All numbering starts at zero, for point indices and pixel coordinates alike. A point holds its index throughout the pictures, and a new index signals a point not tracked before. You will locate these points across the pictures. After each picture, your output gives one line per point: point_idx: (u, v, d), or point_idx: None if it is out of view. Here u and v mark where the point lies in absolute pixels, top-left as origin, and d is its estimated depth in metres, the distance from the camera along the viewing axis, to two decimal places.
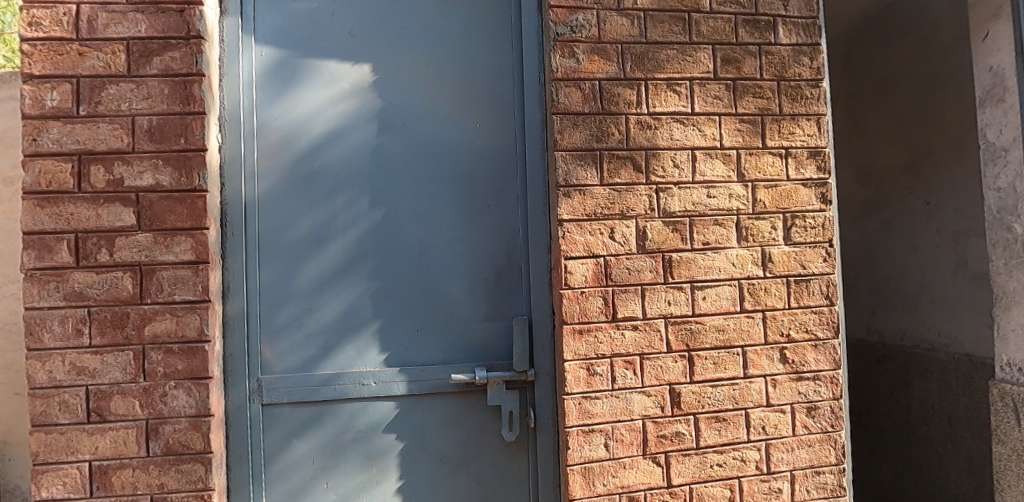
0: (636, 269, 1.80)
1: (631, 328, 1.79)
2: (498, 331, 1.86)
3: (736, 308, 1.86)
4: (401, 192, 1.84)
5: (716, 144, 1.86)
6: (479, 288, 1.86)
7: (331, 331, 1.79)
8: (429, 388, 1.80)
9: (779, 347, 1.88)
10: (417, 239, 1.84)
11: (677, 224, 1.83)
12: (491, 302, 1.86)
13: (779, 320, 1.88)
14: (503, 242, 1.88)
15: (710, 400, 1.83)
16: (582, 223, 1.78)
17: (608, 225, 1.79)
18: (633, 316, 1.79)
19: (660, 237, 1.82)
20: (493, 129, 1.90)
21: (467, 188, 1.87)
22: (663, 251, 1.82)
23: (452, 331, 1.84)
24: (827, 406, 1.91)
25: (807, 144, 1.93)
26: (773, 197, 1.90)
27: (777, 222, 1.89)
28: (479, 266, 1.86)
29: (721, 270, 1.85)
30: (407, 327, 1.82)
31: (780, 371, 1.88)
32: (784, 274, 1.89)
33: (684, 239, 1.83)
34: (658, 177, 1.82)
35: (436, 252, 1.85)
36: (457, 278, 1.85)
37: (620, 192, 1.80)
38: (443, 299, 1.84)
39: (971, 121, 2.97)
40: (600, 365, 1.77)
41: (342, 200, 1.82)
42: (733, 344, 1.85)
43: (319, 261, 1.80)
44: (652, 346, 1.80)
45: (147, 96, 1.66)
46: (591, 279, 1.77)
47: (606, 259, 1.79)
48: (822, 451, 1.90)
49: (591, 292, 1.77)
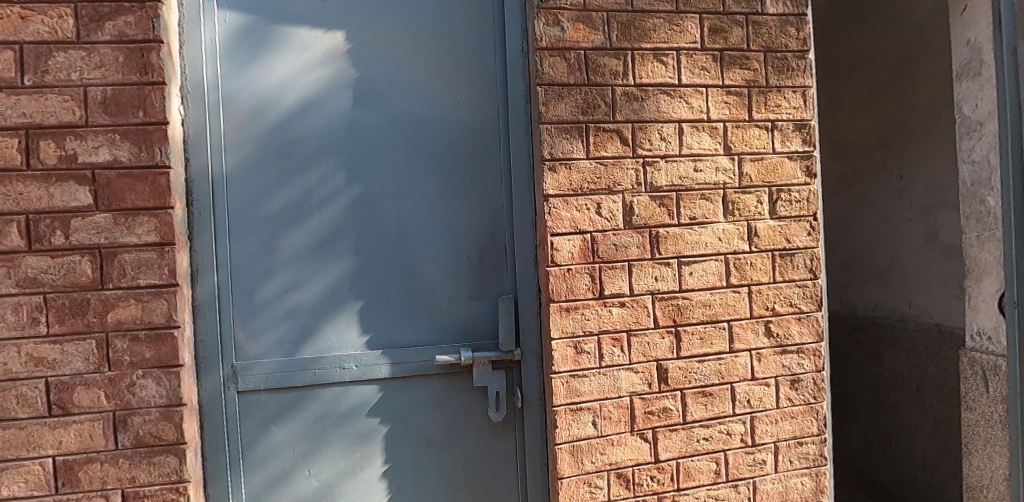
0: (623, 245, 1.77)
1: (618, 305, 1.77)
2: (483, 311, 1.81)
3: (723, 283, 1.84)
4: (379, 167, 1.76)
5: (703, 117, 1.83)
6: (463, 267, 1.80)
7: (309, 314, 1.72)
8: (413, 370, 1.75)
9: (764, 321, 1.88)
10: (397, 217, 1.77)
11: (664, 198, 1.80)
12: (475, 281, 1.81)
13: (764, 295, 1.88)
14: (487, 219, 1.82)
15: (696, 375, 1.83)
16: (568, 199, 1.73)
17: (594, 200, 1.75)
18: (621, 292, 1.77)
19: (647, 212, 1.78)
20: (474, 101, 1.83)
21: (448, 163, 1.80)
22: (650, 226, 1.79)
23: (436, 312, 1.79)
24: (809, 378, 1.93)
25: (792, 117, 1.91)
26: (759, 171, 1.87)
27: (762, 195, 1.88)
28: (462, 245, 1.81)
29: (708, 245, 1.83)
30: (388, 309, 1.76)
31: (765, 345, 1.88)
32: (769, 249, 1.88)
33: (671, 214, 1.80)
34: (645, 150, 1.78)
35: (417, 230, 1.78)
36: (439, 257, 1.79)
37: (607, 166, 1.75)
38: (425, 279, 1.78)
39: (944, 96, 3.01)
40: (588, 343, 1.75)
41: (317, 176, 1.73)
42: (720, 319, 1.84)
43: (294, 240, 1.72)
44: (640, 322, 1.78)
45: (99, 64, 1.53)
46: (578, 256, 1.74)
47: (593, 235, 1.75)
48: (805, 422, 1.93)
49: (578, 269, 1.73)
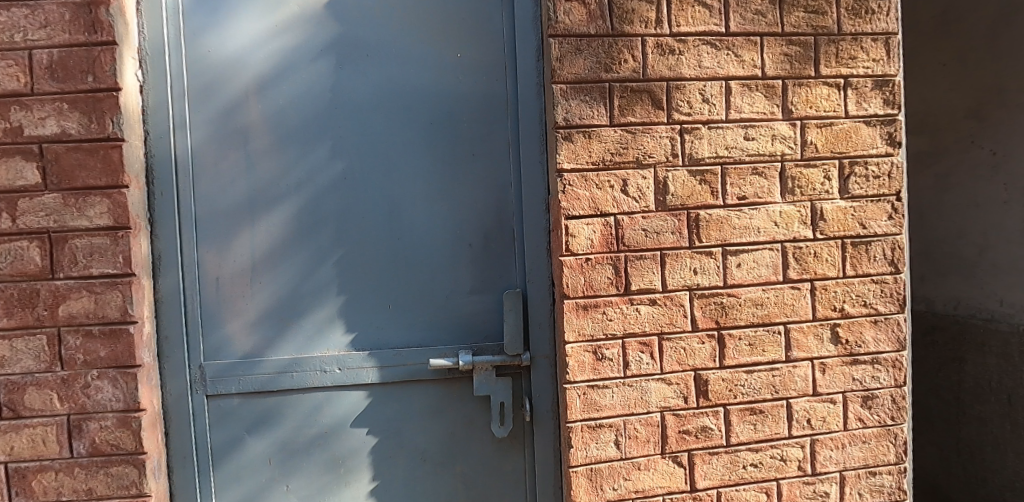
0: (654, 231, 1.46)
1: (648, 303, 1.47)
2: (487, 307, 1.55)
3: (779, 278, 1.51)
4: (365, 141, 1.51)
5: (757, 74, 1.48)
6: (463, 257, 1.54)
7: (286, 310, 1.50)
8: (404, 375, 1.51)
9: (831, 324, 1.54)
10: (386, 197, 1.52)
11: (706, 174, 1.48)
12: (478, 272, 1.55)
13: (831, 292, 1.53)
14: (492, 200, 1.55)
15: (743, 389, 1.51)
16: (587, 174, 1.43)
17: (620, 176, 1.45)
18: (651, 288, 1.47)
19: (685, 191, 1.47)
20: (476, 60, 1.55)
21: (446, 135, 1.54)
22: (688, 208, 1.47)
23: (432, 308, 1.53)
24: (886, 395, 1.57)
25: (871, 72, 1.53)
26: (827, 139, 1.52)
27: (831, 170, 1.52)
28: (462, 231, 1.54)
29: (761, 231, 1.50)
30: (376, 304, 1.52)
31: (831, 353, 1.54)
32: (839, 236, 1.53)
33: (715, 193, 1.48)
34: (682, 114, 1.46)
35: (409, 212, 1.53)
36: (435, 244, 1.53)
37: (635, 133, 1.44)
38: (419, 271, 1.53)
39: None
40: (610, 348, 1.46)
41: (294, 151, 1.50)
42: (774, 321, 1.51)
43: (269, 225, 1.50)
44: (674, 324, 1.48)
45: (44, 23, 1.34)
46: (599, 244, 1.45)
47: (617, 218, 1.45)
48: (879, 448, 1.58)
49: (599, 259, 1.45)
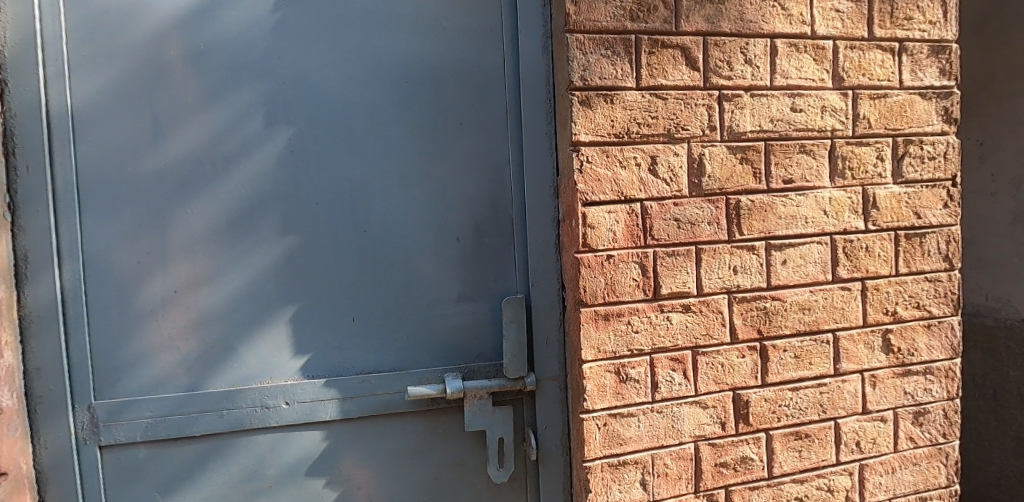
0: (687, 221, 1.19)
1: (680, 310, 1.19)
2: (480, 318, 1.23)
3: (828, 277, 1.27)
4: (320, 105, 1.16)
5: (805, 32, 1.23)
6: (450, 256, 1.21)
7: (212, 327, 1.13)
8: (375, 408, 1.17)
9: (882, 330, 1.32)
10: (348, 180, 1.17)
11: (748, 151, 1.21)
12: (469, 275, 1.22)
13: (883, 293, 1.31)
14: (486, 184, 1.23)
15: (788, 410, 1.26)
16: (609, 148, 1.14)
17: (647, 152, 1.16)
18: (684, 291, 1.19)
19: (723, 172, 1.20)
20: (463, 4, 1.21)
21: (426, 100, 1.20)
22: (726, 193, 1.21)
23: (410, 321, 1.20)
24: (938, 409, 1.37)
25: (926, 37, 1.31)
26: (880, 113, 1.29)
27: (884, 149, 1.30)
28: (448, 223, 1.21)
29: (808, 221, 1.25)
30: (336, 317, 1.17)
31: (881, 364, 1.32)
32: (891, 227, 1.31)
33: (758, 175, 1.22)
34: (721, 78, 1.19)
35: (379, 198, 1.18)
36: (412, 239, 1.20)
37: (666, 100, 1.16)
38: (392, 275, 1.19)
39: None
40: (636, 367, 1.17)
41: (222, 116, 1.13)
42: (822, 329, 1.27)
43: (187, 214, 1.12)
44: (711, 335, 1.21)
45: None
46: (623, 237, 1.15)
47: (645, 206, 1.16)
48: (930, 470, 1.38)
49: (623, 257, 1.15)
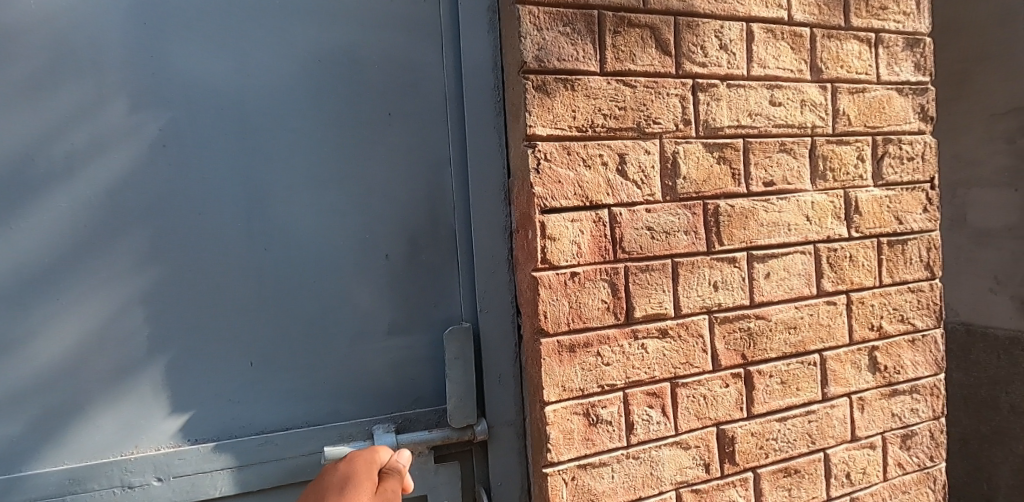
0: (661, 231, 1.01)
1: (657, 336, 1.01)
2: (417, 354, 1.00)
3: (813, 291, 1.13)
4: (203, 89, 0.90)
5: (782, 17, 1.10)
6: (378, 279, 0.98)
7: (49, 384, 0.83)
8: (281, 477, 0.91)
9: (868, 348, 1.19)
10: (243, 186, 0.92)
11: (727, 150, 1.06)
12: (402, 302, 0.99)
13: (868, 306, 1.19)
14: (421, 190, 1.00)
15: (776, 445, 1.11)
16: (570, 144, 0.94)
17: (614, 149, 0.98)
18: (661, 312, 1.01)
19: (699, 173, 1.04)
20: None
21: (343, 86, 0.96)
22: (704, 198, 1.04)
23: (328, 362, 0.96)
24: (925, 430, 1.26)
25: (901, 28, 1.22)
26: (860, 109, 1.17)
27: (864, 149, 1.18)
28: (375, 238, 0.98)
29: (791, 228, 1.11)
30: (229, 363, 0.91)
31: (869, 385, 1.20)
32: (874, 234, 1.19)
33: (736, 177, 1.07)
34: (696, 65, 1.03)
35: (284, 209, 0.94)
36: (328, 260, 0.96)
37: (635, 88, 0.99)
38: (303, 305, 0.95)
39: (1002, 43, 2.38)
40: (607, 407, 0.98)
41: (64, 101, 0.84)
42: (809, 350, 1.13)
43: (10, 232, 0.82)
44: (691, 363, 1.04)
45: None
46: (589, 250, 0.96)
47: (614, 213, 0.98)
48: (919, 498, 1.26)
49: (590, 274, 0.96)
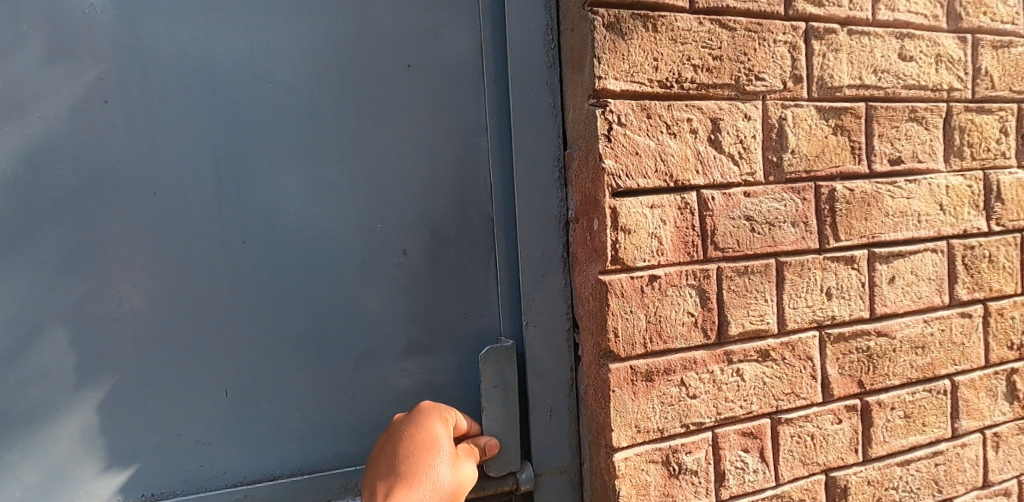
0: (764, 221, 0.77)
1: (757, 359, 0.77)
2: (442, 380, 0.77)
3: (945, 301, 0.88)
4: (159, 26, 0.67)
5: None
6: (392, 281, 0.75)
7: None
8: None
9: (1006, 372, 0.95)
10: (215, 158, 0.69)
11: (845, 117, 0.81)
12: (424, 312, 0.76)
13: (1008, 319, 0.94)
14: (449, 166, 0.77)
15: (896, 495, 0.87)
16: (651, 104, 0.70)
17: (706, 112, 0.73)
18: (762, 328, 0.77)
19: (810, 147, 0.79)
20: None
21: (349, 27, 0.73)
22: (816, 178, 0.80)
23: (327, 390, 0.73)
24: None
25: None
26: (1004, 69, 0.92)
27: (1008, 119, 0.93)
28: (388, 228, 0.75)
29: (921, 220, 0.86)
30: (195, 393, 0.69)
31: (1005, 418, 0.95)
32: (1017, 228, 0.94)
33: (856, 152, 0.82)
34: (810, 4, 0.78)
35: (269, 189, 0.71)
36: (327, 257, 0.73)
37: (734, 32, 0.74)
38: (294, 315, 0.72)
39: None
40: (693, 453, 0.74)
41: None
42: (938, 374, 0.89)
43: None
44: (797, 394, 0.80)
45: None
46: (673, 247, 0.72)
47: (705, 197, 0.74)
48: None
49: (674, 278, 0.72)
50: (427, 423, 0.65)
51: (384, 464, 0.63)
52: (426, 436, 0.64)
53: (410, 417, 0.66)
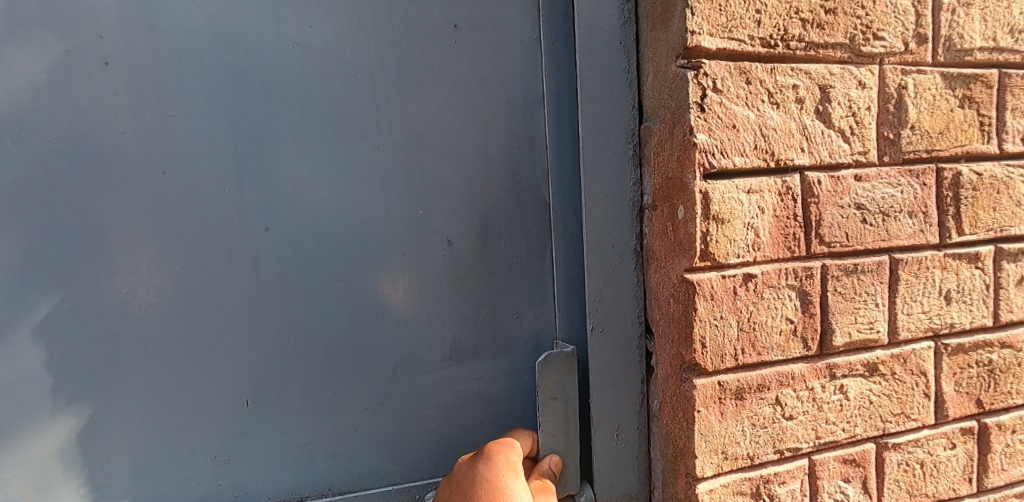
0: (877, 210, 0.64)
1: (864, 374, 0.65)
2: (492, 390, 0.67)
3: None
4: None
5: None
6: (436, 277, 0.64)
7: None
8: None
9: None
10: (232, 131, 0.59)
11: (974, 85, 0.68)
12: (472, 313, 0.65)
13: None
14: (502, 142, 0.65)
15: None
16: (751, 67, 0.58)
17: (815, 78, 0.61)
18: (871, 339, 0.65)
19: (934, 121, 0.66)
20: None
21: None
22: (937, 160, 0.67)
23: (360, 400, 0.63)
24: None
25: None
26: None
27: None
28: (431, 215, 0.64)
29: None
30: (211, 402, 0.60)
31: None
32: None
33: (986, 129, 0.68)
34: None
35: (294, 168, 0.60)
36: (361, 248, 0.62)
37: None
38: (323, 315, 0.62)
39: None
40: (787, 483, 0.63)
41: None
42: None
43: None
44: (907, 415, 0.68)
45: None
46: (772, 240, 0.60)
47: (811, 181, 0.61)
48: None
49: (771, 278, 0.60)
50: (506, 490, 0.54)
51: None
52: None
53: (482, 477, 0.54)
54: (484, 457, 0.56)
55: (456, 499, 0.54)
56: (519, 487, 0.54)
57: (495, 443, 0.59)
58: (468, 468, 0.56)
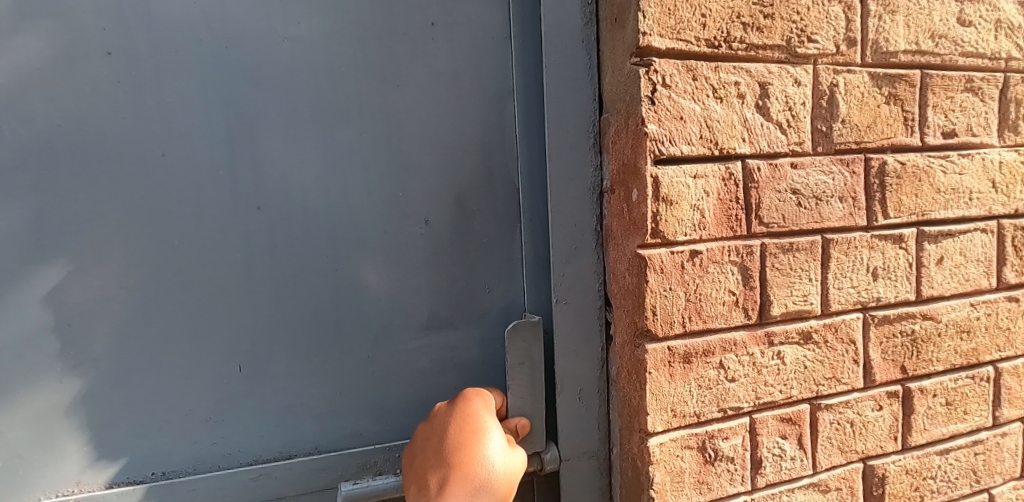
0: (810, 195, 0.72)
1: (799, 342, 0.73)
2: (465, 358, 0.73)
3: (992, 284, 0.84)
4: None
5: None
6: (414, 254, 0.70)
7: None
8: None
9: None
10: (225, 118, 0.64)
11: (899, 85, 0.76)
12: (447, 287, 0.72)
13: None
14: (475, 132, 0.71)
15: (934, 486, 0.83)
16: (697, 65, 0.65)
17: (755, 76, 0.68)
18: (805, 310, 0.72)
19: (862, 116, 0.74)
20: None
21: None
22: (865, 150, 0.75)
23: (345, 366, 0.69)
24: None
25: None
26: None
27: None
28: (410, 197, 0.70)
29: (972, 198, 0.81)
30: (206, 367, 0.65)
31: None
32: None
33: (909, 123, 0.77)
34: None
35: (283, 153, 0.66)
36: (345, 227, 0.68)
37: None
38: (310, 288, 0.67)
39: None
40: (730, 439, 0.70)
41: None
42: (981, 361, 0.85)
43: None
44: (838, 379, 0.76)
45: None
46: (716, 221, 0.67)
47: (752, 168, 0.68)
48: None
49: (715, 254, 0.68)
50: (482, 423, 0.62)
51: (439, 464, 0.60)
52: (485, 438, 0.61)
53: (462, 414, 0.63)
54: (465, 402, 0.64)
55: (437, 433, 0.62)
56: (493, 424, 0.63)
57: (472, 391, 0.66)
58: (447, 409, 0.64)
